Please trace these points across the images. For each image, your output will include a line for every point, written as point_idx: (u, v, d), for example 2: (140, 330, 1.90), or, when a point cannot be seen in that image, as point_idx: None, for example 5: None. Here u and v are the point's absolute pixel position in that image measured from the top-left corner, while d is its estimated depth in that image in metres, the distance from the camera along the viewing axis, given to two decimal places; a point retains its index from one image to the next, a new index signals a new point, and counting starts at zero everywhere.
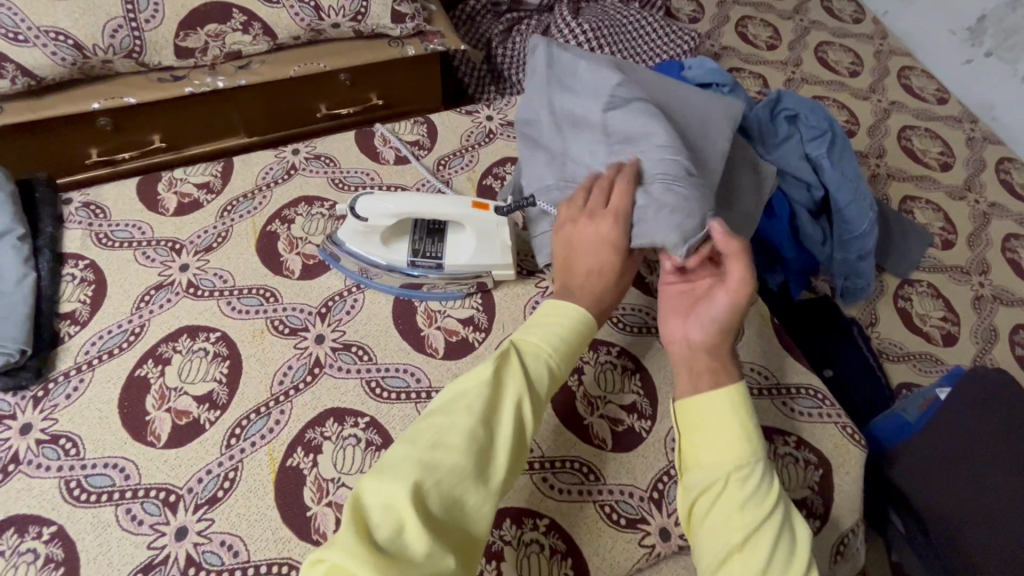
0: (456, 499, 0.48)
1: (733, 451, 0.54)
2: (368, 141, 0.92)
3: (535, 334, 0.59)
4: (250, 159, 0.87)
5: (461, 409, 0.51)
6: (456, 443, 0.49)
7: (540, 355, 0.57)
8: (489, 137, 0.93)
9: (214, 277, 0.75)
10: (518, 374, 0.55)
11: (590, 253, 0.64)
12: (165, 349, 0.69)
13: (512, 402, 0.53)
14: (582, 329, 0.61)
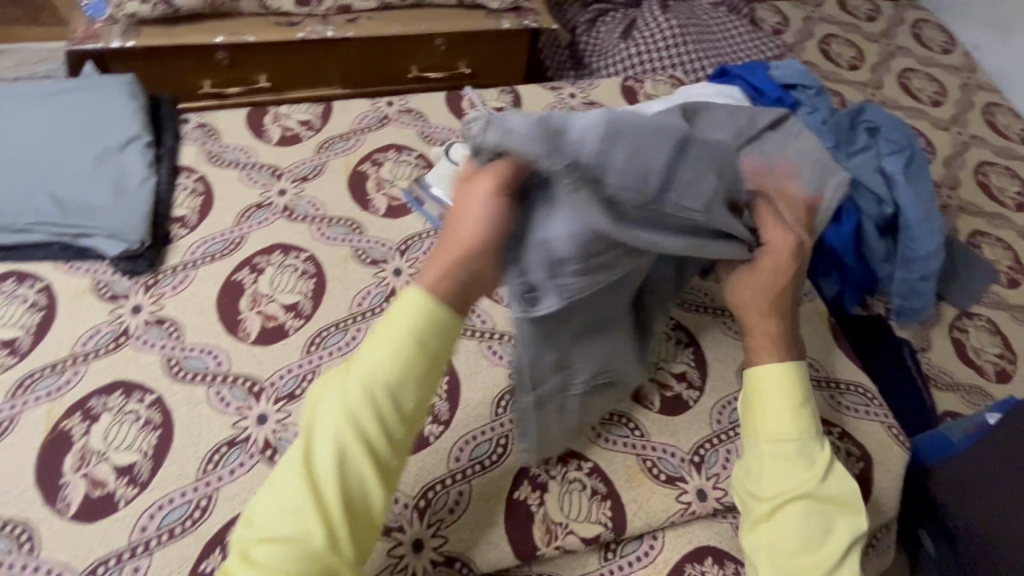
0: (302, 542, 0.44)
1: (780, 428, 0.55)
2: (457, 102, 0.96)
3: (362, 351, 0.49)
4: (348, 104, 0.94)
5: (290, 459, 0.47)
6: (281, 528, 0.44)
7: (363, 376, 0.47)
8: (570, 113, 0.97)
9: (308, 205, 0.81)
10: (335, 424, 0.46)
11: (467, 217, 0.47)
12: (260, 261, 0.75)
13: (343, 446, 0.46)
14: (427, 326, 0.47)
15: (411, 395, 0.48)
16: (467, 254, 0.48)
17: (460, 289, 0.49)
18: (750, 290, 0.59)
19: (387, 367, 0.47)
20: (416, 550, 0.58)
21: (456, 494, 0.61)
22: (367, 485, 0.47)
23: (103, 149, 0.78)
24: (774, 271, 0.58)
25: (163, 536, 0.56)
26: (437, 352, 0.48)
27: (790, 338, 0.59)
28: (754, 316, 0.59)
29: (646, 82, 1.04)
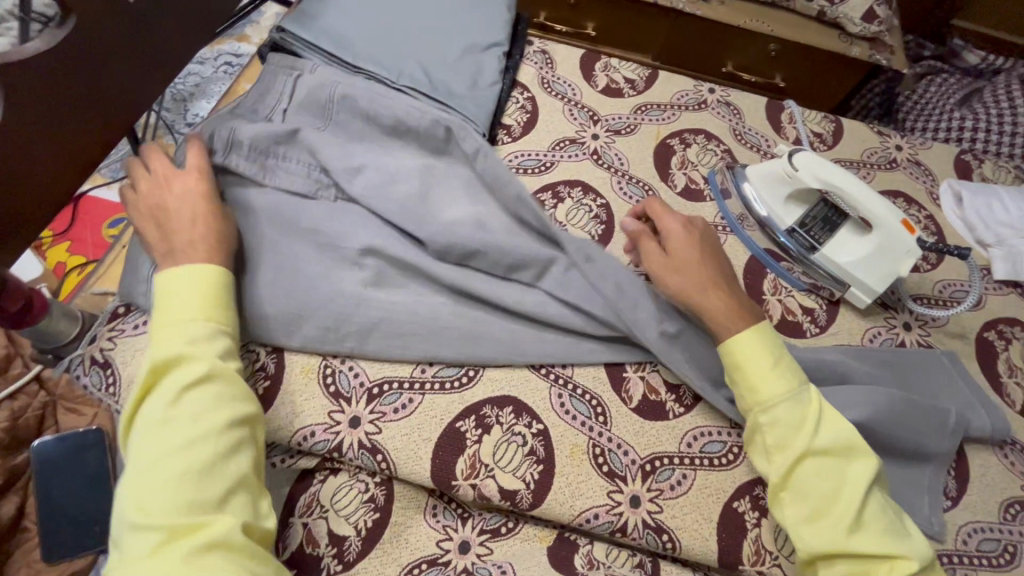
0: (228, 467, 0.49)
1: (765, 390, 0.57)
2: (776, 112, 0.93)
3: (169, 322, 0.53)
4: (673, 78, 0.95)
5: (174, 422, 0.49)
6: (172, 444, 0.48)
7: (194, 331, 0.53)
8: (891, 164, 0.90)
9: (615, 157, 0.85)
10: (187, 366, 0.51)
11: (176, 204, 0.61)
12: (563, 190, 0.80)
13: (220, 381, 0.52)
14: (216, 282, 0.56)
15: (215, 335, 0.54)
16: (185, 224, 0.59)
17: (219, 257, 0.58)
18: (675, 273, 0.64)
19: (195, 315, 0.54)
20: (633, 504, 0.61)
21: (680, 474, 0.63)
22: (232, 398, 0.52)
23: (471, 44, 0.87)
24: (687, 245, 0.65)
25: (436, 384, 0.64)
26: (226, 298, 0.57)
27: (739, 303, 0.62)
28: (693, 292, 0.63)
29: (985, 162, 0.93)
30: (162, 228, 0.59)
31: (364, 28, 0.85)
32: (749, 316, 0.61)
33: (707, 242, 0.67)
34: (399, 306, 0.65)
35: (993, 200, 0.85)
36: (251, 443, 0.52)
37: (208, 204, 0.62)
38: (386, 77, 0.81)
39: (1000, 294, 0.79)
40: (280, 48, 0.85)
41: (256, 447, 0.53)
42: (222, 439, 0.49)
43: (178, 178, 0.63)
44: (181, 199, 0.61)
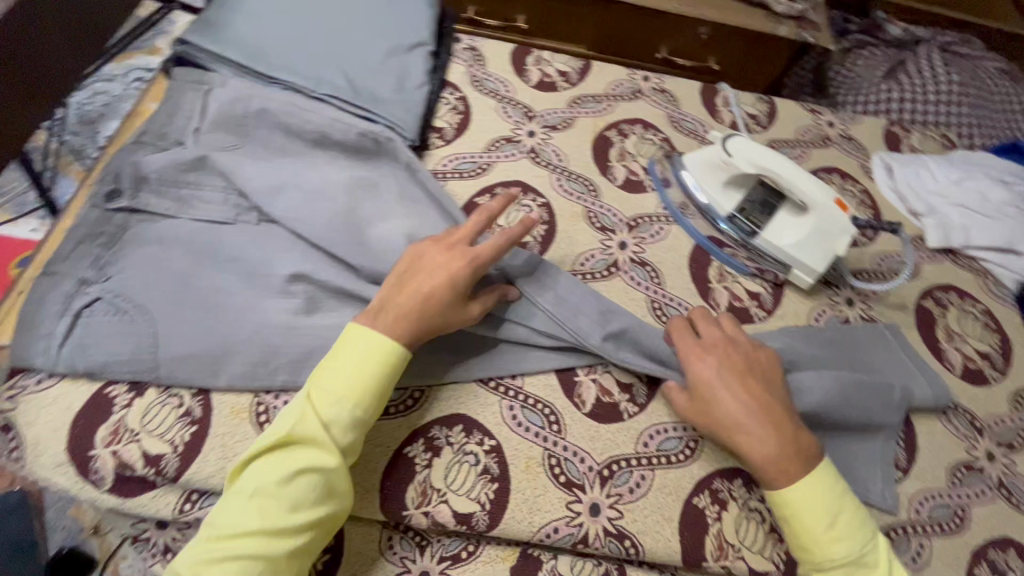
0: (281, 571, 0.48)
1: (823, 551, 0.54)
2: (711, 97, 0.93)
3: (327, 387, 0.52)
4: (607, 68, 0.94)
5: (274, 503, 0.48)
6: (261, 522, 0.47)
7: (341, 408, 0.51)
8: (824, 141, 0.91)
9: (553, 153, 0.83)
10: (313, 449, 0.50)
11: (427, 275, 0.57)
12: (502, 192, 0.77)
13: (333, 477, 0.50)
14: (390, 363, 0.54)
15: (356, 424, 0.52)
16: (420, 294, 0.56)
17: (405, 336, 0.55)
18: (701, 418, 0.59)
19: (345, 396, 0.52)
20: (593, 513, 0.59)
21: (638, 476, 0.61)
22: (331, 495, 0.50)
23: (393, 45, 0.83)
24: (721, 388, 0.58)
25: (380, 410, 0.61)
26: (388, 387, 0.54)
27: (784, 454, 0.55)
28: (726, 438, 0.57)
29: (912, 133, 0.95)
30: (403, 295, 0.56)
31: (276, 35, 0.79)
32: (792, 468, 0.55)
33: (750, 372, 0.60)
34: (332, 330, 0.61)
35: (922, 169, 0.87)
36: (323, 538, 0.52)
37: (456, 301, 0.57)
38: (304, 86, 0.77)
39: (935, 262, 0.81)
40: (186, 62, 0.79)
41: (326, 539, 0.52)
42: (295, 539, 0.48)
43: (442, 253, 0.59)
44: (433, 277, 0.57)
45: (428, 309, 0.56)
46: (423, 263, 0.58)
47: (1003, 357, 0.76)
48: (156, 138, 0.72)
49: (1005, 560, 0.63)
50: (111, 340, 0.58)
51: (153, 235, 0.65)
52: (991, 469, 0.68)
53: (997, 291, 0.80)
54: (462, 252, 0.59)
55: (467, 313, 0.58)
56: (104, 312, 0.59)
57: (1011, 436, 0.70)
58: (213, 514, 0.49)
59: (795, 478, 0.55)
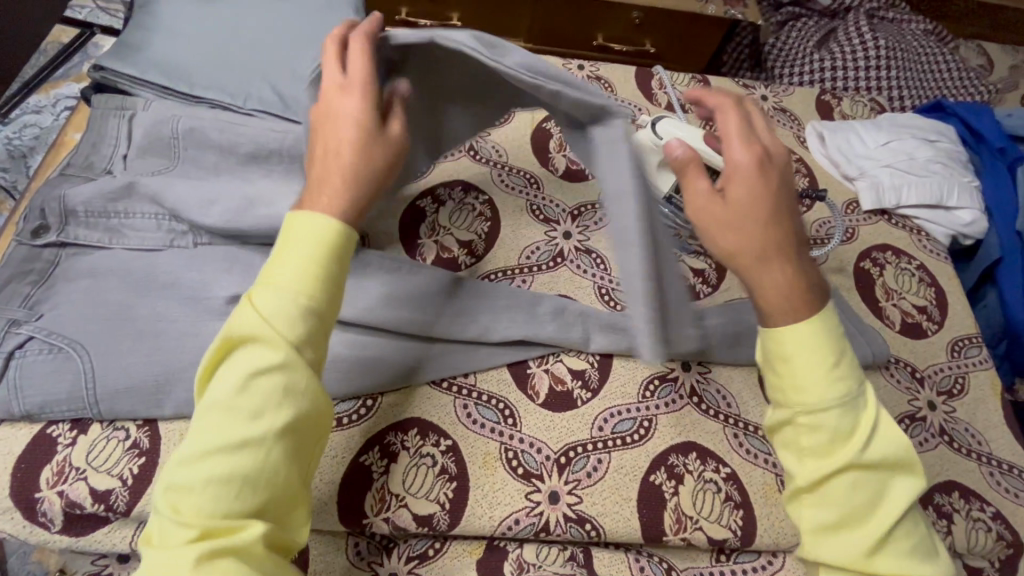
0: (268, 487, 0.44)
1: (812, 389, 0.48)
2: (646, 81, 0.94)
3: (275, 281, 0.47)
4: (542, 59, 0.94)
5: (242, 410, 0.43)
6: (227, 435, 0.43)
7: (283, 297, 0.46)
8: (759, 115, 0.93)
9: (492, 150, 0.83)
10: (258, 347, 0.45)
11: (335, 135, 0.51)
12: (443, 193, 0.77)
13: (292, 372, 0.45)
14: (333, 243, 0.48)
15: (305, 312, 0.46)
16: (341, 160, 0.50)
17: (355, 203, 0.51)
18: (728, 232, 0.51)
19: (295, 289, 0.46)
20: (553, 500, 0.60)
21: (595, 460, 0.63)
22: (295, 394, 0.45)
23: (322, 53, 0.82)
24: (726, 207, 0.52)
25: (332, 423, 0.61)
26: (337, 272, 0.49)
27: (803, 279, 0.51)
28: (746, 258, 0.51)
29: (843, 100, 0.98)
30: (325, 149, 0.51)
31: (200, 54, 0.78)
32: (812, 294, 0.51)
33: (784, 180, 0.52)
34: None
35: (853, 134, 0.89)
36: (307, 443, 0.47)
37: (371, 136, 0.51)
38: (231, 104, 0.75)
39: (870, 223, 0.84)
40: (108, 88, 0.77)
41: (306, 449, 0.47)
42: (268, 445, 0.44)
43: (343, 94, 0.52)
44: (343, 120, 0.51)
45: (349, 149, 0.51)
46: (332, 102, 0.52)
47: (939, 310, 0.79)
48: (82, 168, 0.71)
49: (951, 502, 0.65)
50: (47, 379, 0.57)
51: (85, 268, 0.64)
52: (932, 418, 0.70)
53: (930, 246, 0.83)
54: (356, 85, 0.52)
55: (388, 146, 0.52)
56: (37, 352, 0.57)
57: (950, 383, 0.73)
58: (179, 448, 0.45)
59: (816, 305, 0.50)
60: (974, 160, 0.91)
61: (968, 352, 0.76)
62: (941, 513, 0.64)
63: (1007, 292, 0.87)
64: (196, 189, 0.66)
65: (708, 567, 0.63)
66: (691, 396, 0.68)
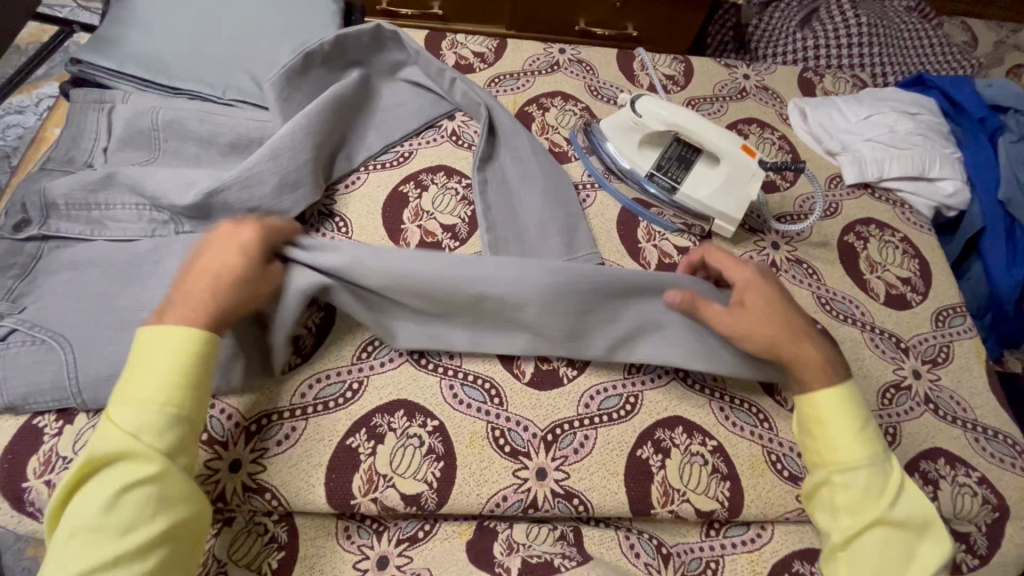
0: None
1: (849, 454, 0.55)
2: (628, 63, 0.94)
3: (135, 397, 0.48)
4: (523, 44, 0.93)
5: (107, 525, 0.44)
6: (96, 552, 0.44)
7: (143, 411, 0.48)
8: (741, 94, 0.93)
9: (474, 134, 0.82)
10: (130, 463, 0.46)
11: (214, 258, 0.55)
12: (426, 178, 0.78)
13: (161, 480, 0.47)
14: (193, 350, 0.51)
15: (175, 423, 0.49)
16: (224, 279, 0.54)
17: (230, 303, 0.54)
18: (750, 324, 0.61)
19: (154, 398, 0.48)
20: (540, 477, 0.61)
21: (582, 436, 0.63)
22: (171, 502, 0.47)
23: (300, 42, 0.81)
24: (754, 299, 0.62)
25: (319, 406, 0.61)
26: (201, 387, 0.51)
27: (828, 360, 0.59)
28: (795, 361, 0.59)
29: (825, 77, 0.98)
30: (206, 281, 0.54)
31: (177, 46, 0.78)
32: (839, 374, 0.59)
33: (778, 285, 0.64)
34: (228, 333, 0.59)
35: (834, 109, 0.89)
36: (182, 556, 0.48)
37: (262, 271, 0.57)
38: (209, 94, 0.75)
39: (853, 198, 0.84)
40: (86, 82, 0.77)
41: (184, 555, 0.48)
42: (140, 553, 0.45)
43: (226, 231, 0.57)
44: (220, 255, 0.56)
45: (230, 282, 0.55)
46: (207, 244, 0.57)
47: (924, 280, 0.79)
48: (62, 162, 0.70)
49: (936, 468, 0.66)
50: (31, 371, 0.57)
51: (66, 261, 0.64)
52: (917, 386, 0.71)
53: (912, 219, 0.84)
54: (241, 224, 0.58)
55: (272, 278, 0.58)
56: (20, 343, 0.57)
57: (935, 352, 0.74)
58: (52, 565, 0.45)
59: (841, 378, 0.58)
60: (956, 131, 0.91)
61: (951, 321, 0.77)
62: (925, 479, 0.65)
63: (991, 262, 0.88)
64: (177, 175, 0.67)
65: (698, 540, 0.63)
66: (677, 371, 0.68)
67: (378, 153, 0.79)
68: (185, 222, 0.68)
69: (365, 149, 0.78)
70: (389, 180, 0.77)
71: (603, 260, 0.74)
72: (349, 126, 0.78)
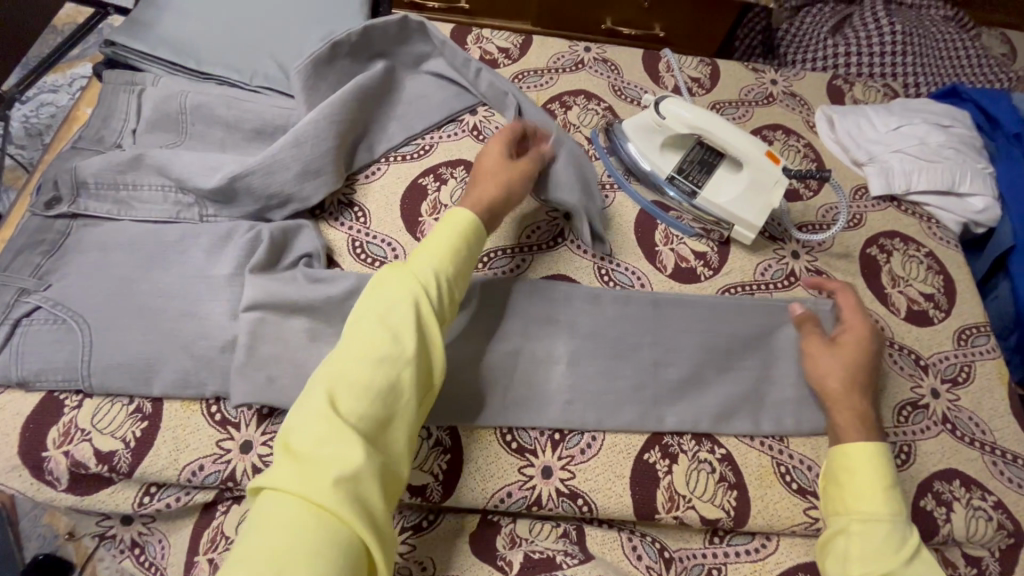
0: (375, 418, 0.49)
1: (866, 503, 0.55)
2: (653, 64, 0.93)
3: (426, 247, 0.58)
4: (548, 41, 0.93)
5: (375, 339, 0.51)
6: (359, 361, 0.50)
7: (429, 262, 0.56)
8: (768, 99, 0.91)
9: (495, 130, 0.82)
10: (405, 291, 0.54)
11: (501, 160, 0.69)
12: (445, 172, 0.78)
13: (423, 319, 0.53)
14: (469, 232, 0.60)
15: (449, 279, 0.57)
16: (499, 169, 0.68)
17: (508, 194, 0.67)
18: (841, 364, 0.63)
19: (435, 255, 0.57)
20: (545, 475, 0.61)
21: (589, 436, 0.63)
22: (428, 339, 0.53)
23: (327, 31, 0.82)
24: (859, 340, 0.65)
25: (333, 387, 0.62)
26: (466, 263, 0.59)
27: (873, 424, 0.61)
28: (840, 402, 0.62)
29: (855, 85, 0.96)
30: (505, 176, 0.68)
31: (207, 31, 0.79)
32: (879, 439, 0.60)
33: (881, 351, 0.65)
34: (251, 316, 0.61)
35: (864, 118, 0.87)
36: (418, 400, 0.52)
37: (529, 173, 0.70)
38: (237, 80, 0.76)
39: (878, 210, 0.82)
40: (118, 64, 0.79)
41: (415, 401, 0.52)
42: (387, 372, 0.50)
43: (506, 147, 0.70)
44: (504, 161, 0.69)
45: (514, 178, 0.68)
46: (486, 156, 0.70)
47: (947, 297, 0.77)
48: (93, 142, 0.72)
49: (951, 490, 0.64)
50: (54, 347, 0.58)
51: (92, 241, 0.65)
52: (935, 405, 0.69)
53: (940, 234, 0.82)
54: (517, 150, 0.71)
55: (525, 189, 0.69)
56: (46, 320, 0.59)
57: (955, 371, 0.72)
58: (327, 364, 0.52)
59: (881, 440, 0.59)
60: (989, 146, 0.89)
61: (974, 341, 0.75)
62: (939, 499, 0.64)
63: (1019, 283, 0.85)
64: (202, 158, 0.68)
65: (702, 549, 0.62)
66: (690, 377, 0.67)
67: (397, 144, 0.79)
68: (209, 206, 0.69)
69: (385, 139, 0.79)
70: (408, 173, 0.77)
71: (618, 262, 0.74)
72: (372, 117, 0.78)
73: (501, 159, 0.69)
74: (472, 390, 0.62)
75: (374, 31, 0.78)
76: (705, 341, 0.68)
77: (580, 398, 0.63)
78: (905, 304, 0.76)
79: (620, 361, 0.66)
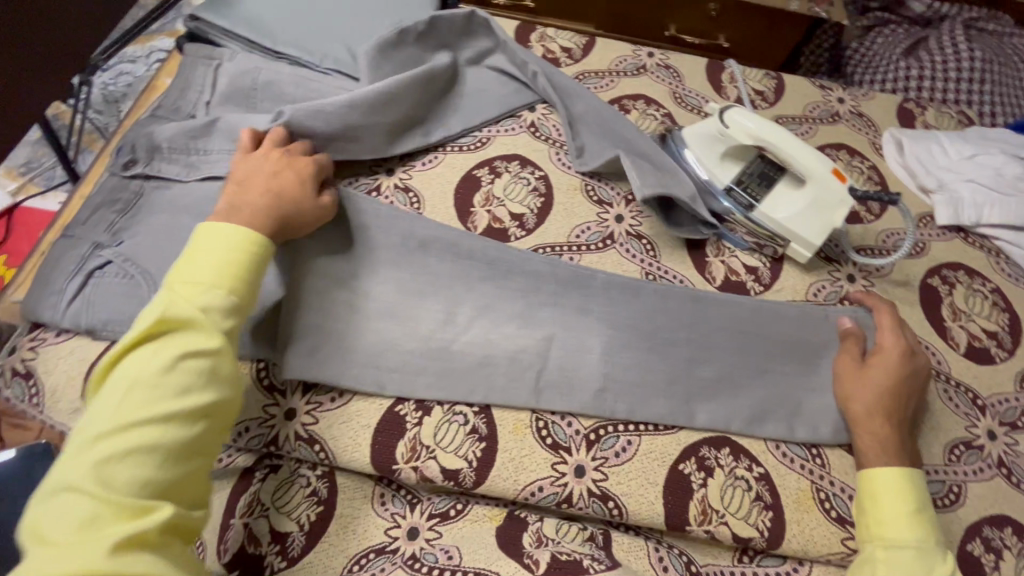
0: (159, 476, 0.45)
1: (897, 529, 0.55)
2: (716, 74, 0.92)
3: (201, 274, 0.52)
4: (611, 44, 0.93)
5: (148, 394, 0.46)
6: (131, 417, 0.45)
7: (207, 295, 0.51)
8: (833, 118, 0.89)
9: (553, 128, 0.82)
10: (188, 334, 0.49)
11: (269, 178, 0.60)
12: (500, 165, 0.78)
13: (208, 358, 0.49)
14: (252, 246, 0.55)
15: (233, 309, 0.52)
16: (266, 185, 0.59)
17: (277, 211, 0.58)
18: (871, 387, 0.62)
19: (216, 283, 0.52)
20: (578, 474, 0.60)
21: (625, 441, 0.62)
22: (218, 378, 0.50)
23: (397, 20, 0.84)
24: (891, 364, 0.63)
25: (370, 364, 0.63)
26: (252, 285, 0.55)
27: (905, 447, 0.60)
28: (871, 424, 0.61)
29: (927, 110, 0.93)
30: (274, 194, 0.58)
31: (284, 13, 0.82)
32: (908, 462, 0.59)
33: (919, 372, 0.63)
34: (307, 288, 0.63)
35: (935, 144, 0.84)
36: (216, 435, 0.50)
37: (308, 194, 0.61)
38: (308, 61, 0.79)
39: (944, 240, 0.79)
40: (199, 39, 0.82)
41: (213, 440, 0.49)
42: (174, 424, 0.46)
43: (279, 160, 0.62)
44: (272, 177, 0.60)
45: (279, 198, 0.59)
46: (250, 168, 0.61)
47: (1012, 337, 0.74)
48: (170, 111, 0.75)
49: (1001, 537, 0.62)
50: (122, 300, 0.61)
51: (163, 203, 0.68)
52: (990, 447, 0.66)
53: (1008, 270, 0.78)
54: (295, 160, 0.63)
55: (315, 205, 0.61)
56: (116, 274, 0.62)
57: (1014, 415, 0.69)
58: (84, 427, 0.46)
59: (911, 465, 0.59)
60: None
61: None
62: (986, 546, 0.61)
63: None
64: None
65: (730, 567, 0.61)
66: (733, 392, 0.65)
67: (456, 133, 0.80)
68: None
69: (444, 128, 0.80)
70: (464, 163, 0.78)
71: (667, 270, 0.73)
72: (433, 107, 0.80)
73: (266, 174, 0.60)
74: (512, 381, 0.63)
75: (441, 24, 0.80)
76: (751, 357, 0.67)
77: (618, 401, 0.63)
78: (966, 340, 0.72)
79: (662, 369, 0.65)
